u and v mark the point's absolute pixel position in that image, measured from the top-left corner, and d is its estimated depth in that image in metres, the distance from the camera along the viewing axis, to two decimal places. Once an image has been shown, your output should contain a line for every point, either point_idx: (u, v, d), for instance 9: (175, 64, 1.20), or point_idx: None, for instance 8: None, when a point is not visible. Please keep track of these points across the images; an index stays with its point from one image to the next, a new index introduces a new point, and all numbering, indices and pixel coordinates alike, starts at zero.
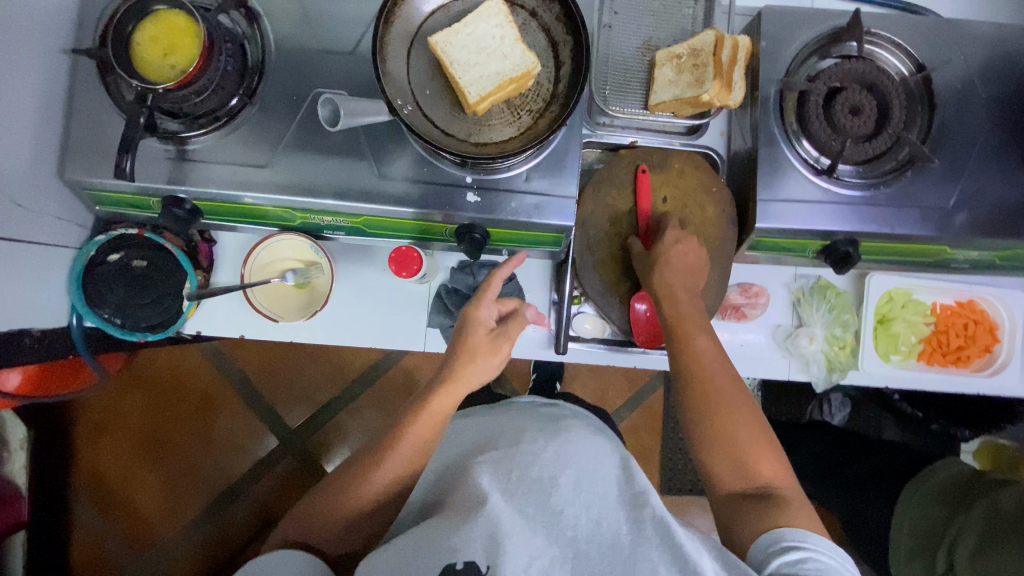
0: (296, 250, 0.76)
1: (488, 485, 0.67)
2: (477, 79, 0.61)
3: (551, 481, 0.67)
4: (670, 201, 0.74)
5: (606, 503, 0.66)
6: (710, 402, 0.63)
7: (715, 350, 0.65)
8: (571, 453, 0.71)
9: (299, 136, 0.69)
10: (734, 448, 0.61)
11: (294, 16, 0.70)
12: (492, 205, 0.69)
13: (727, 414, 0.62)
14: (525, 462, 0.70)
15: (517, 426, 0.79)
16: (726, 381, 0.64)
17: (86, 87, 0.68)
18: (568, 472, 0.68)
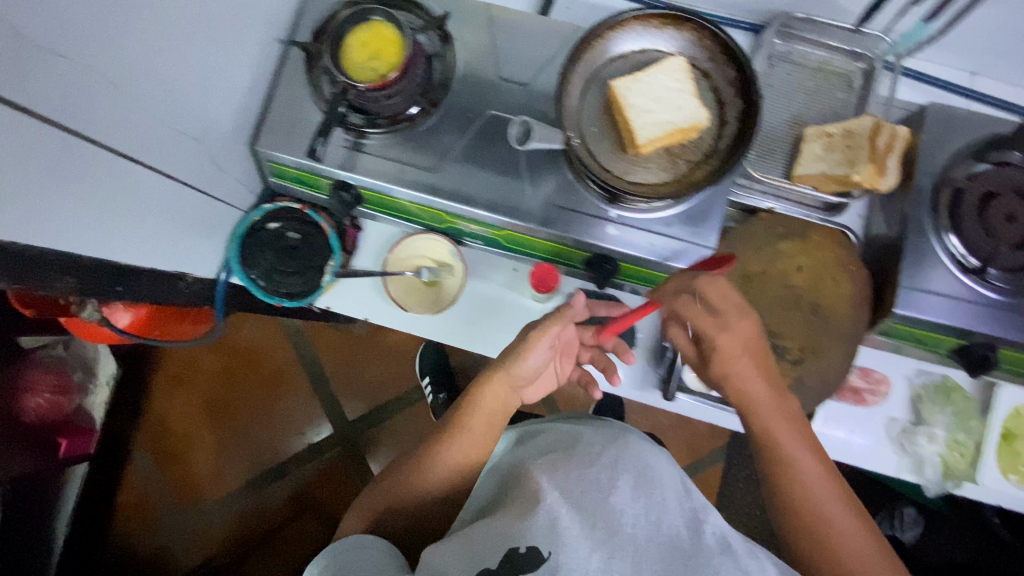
0: (434, 249, 0.82)
1: (489, 498, 0.61)
2: (648, 124, 0.64)
3: (610, 482, 0.55)
4: (804, 271, 0.75)
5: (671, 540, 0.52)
6: (811, 491, 0.57)
7: (788, 426, 0.59)
8: (630, 453, 0.60)
9: (466, 148, 0.74)
10: (827, 525, 0.56)
11: (482, 41, 0.76)
12: (629, 242, 0.72)
13: (812, 477, 0.57)
14: (540, 491, 0.55)
15: (558, 424, 0.70)
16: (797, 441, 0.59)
17: (293, 75, 0.76)
18: (622, 459, 0.59)
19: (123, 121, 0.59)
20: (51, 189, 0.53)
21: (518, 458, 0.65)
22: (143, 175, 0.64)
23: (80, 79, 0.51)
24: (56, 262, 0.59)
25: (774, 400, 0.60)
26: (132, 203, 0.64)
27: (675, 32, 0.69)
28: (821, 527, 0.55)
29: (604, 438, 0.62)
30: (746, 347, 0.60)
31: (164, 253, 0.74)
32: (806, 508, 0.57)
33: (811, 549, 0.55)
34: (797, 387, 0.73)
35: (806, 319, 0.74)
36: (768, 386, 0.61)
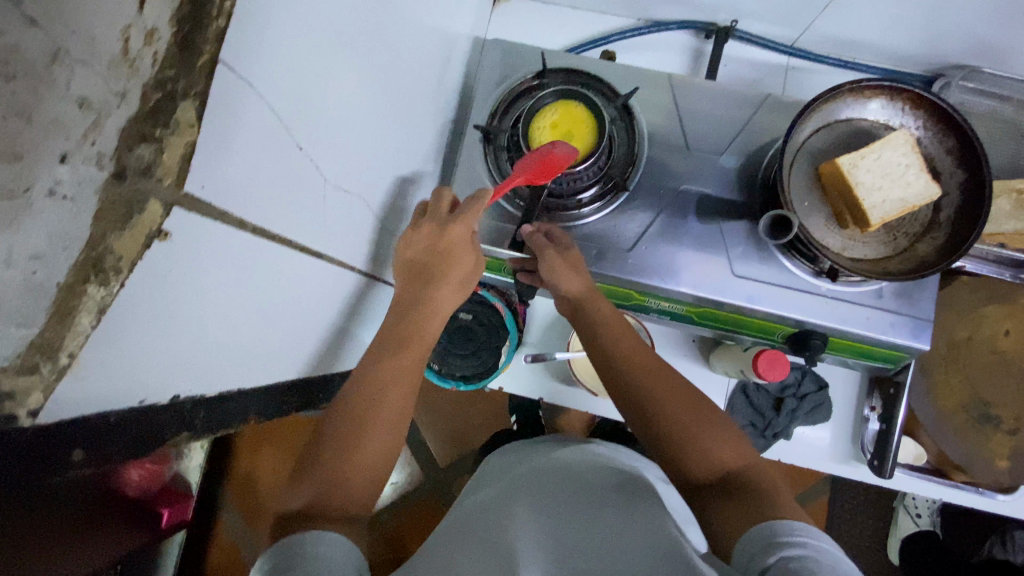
0: None
1: (507, 509, 0.61)
2: (880, 202, 0.62)
3: (579, 508, 0.59)
4: (1013, 336, 0.72)
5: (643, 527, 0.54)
6: (674, 423, 0.63)
7: (638, 351, 0.68)
8: (593, 478, 0.65)
9: (661, 225, 0.72)
10: (694, 447, 0.62)
11: (666, 112, 0.74)
12: (845, 317, 0.69)
13: (675, 402, 0.65)
14: (552, 504, 0.60)
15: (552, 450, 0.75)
16: (678, 387, 0.67)
17: (472, 155, 0.73)
18: (588, 493, 0.62)
19: (357, 232, 0.54)
20: (300, 320, 0.50)
21: (482, 511, 0.63)
22: (359, 283, 0.60)
23: (339, 203, 0.46)
24: (290, 387, 0.55)
25: (645, 358, 0.68)
26: (343, 311, 0.61)
27: (886, 102, 0.67)
28: (693, 442, 0.62)
29: (615, 479, 0.64)
30: (625, 333, 0.69)
31: (351, 349, 0.71)
32: (667, 430, 0.63)
33: (694, 464, 0.61)
34: (1016, 456, 0.71)
35: (1020, 387, 0.71)
36: (656, 361, 0.69)
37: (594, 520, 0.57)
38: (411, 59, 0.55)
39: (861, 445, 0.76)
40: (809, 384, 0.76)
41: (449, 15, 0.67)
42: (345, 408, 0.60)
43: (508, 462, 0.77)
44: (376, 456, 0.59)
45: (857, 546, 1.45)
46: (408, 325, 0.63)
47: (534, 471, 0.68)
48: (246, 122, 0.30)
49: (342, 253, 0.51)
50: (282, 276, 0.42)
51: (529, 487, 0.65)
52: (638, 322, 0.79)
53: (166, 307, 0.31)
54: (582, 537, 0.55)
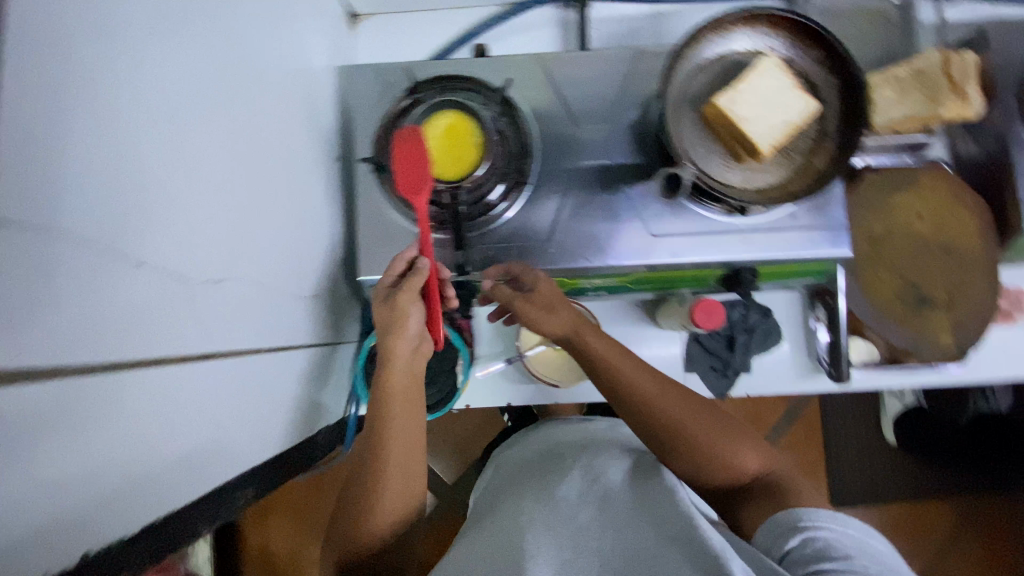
0: None
1: (518, 500, 0.65)
2: (766, 130, 0.63)
3: (577, 496, 0.63)
4: (925, 218, 0.75)
5: (650, 504, 0.59)
6: (685, 441, 0.61)
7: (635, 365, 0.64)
8: (592, 452, 0.69)
9: (571, 207, 0.71)
10: (706, 449, 0.60)
11: (546, 93, 0.73)
12: (766, 247, 0.70)
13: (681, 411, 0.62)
14: (561, 489, 0.64)
15: (538, 441, 0.78)
16: (674, 389, 0.64)
17: (366, 189, 0.72)
18: (594, 467, 0.66)
19: (246, 312, 0.51)
20: (222, 419, 0.48)
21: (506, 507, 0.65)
22: (275, 358, 0.58)
23: (203, 295, 0.44)
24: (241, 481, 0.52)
25: (646, 377, 0.63)
26: (269, 388, 0.58)
27: (749, 30, 0.67)
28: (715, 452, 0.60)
29: (600, 452, 0.70)
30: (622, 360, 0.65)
31: (302, 417, 0.68)
32: (689, 442, 0.60)
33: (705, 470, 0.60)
34: (958, 329, 0.74)
35: (943, 263, 0.74)
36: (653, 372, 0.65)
37: (604, 504, 0.61)
38: (258, 124, 0.53)
39: (817, 356, 0.77)
40: (755, 314, 0.78)
41: (297, 57, 0.64)
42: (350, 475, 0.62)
43: (508, 457, 0.78)
44: (393, 496, 0.60)
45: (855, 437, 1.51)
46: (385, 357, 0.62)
47: (548, 454, 0.73)
48: (35, 264, 0.28)
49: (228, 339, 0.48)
50: (168, 391, 0.40)
51: (540, 472, 0.69)
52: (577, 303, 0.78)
53: (39, 469, 0.29)
54: (595, 517, 0.60)
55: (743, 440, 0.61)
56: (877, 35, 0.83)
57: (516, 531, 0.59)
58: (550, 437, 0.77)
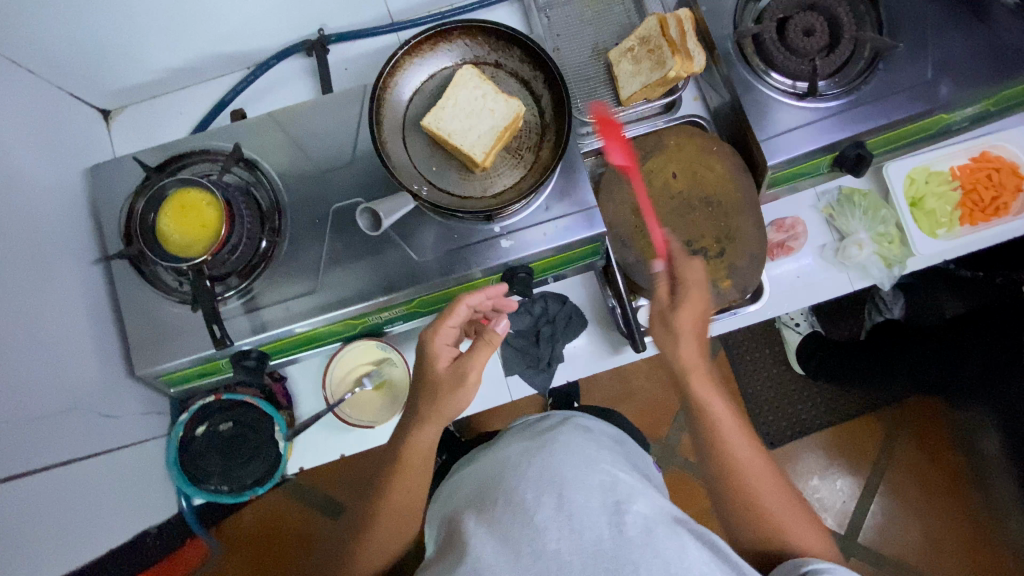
0: (363, 353, 0.79)
1: (471, 526, 0.59)
2: (476, 140, 0.65)
3: (554, 501, 0.57)
4: (680, 175, 0.77)
5: (603, 549, 0.53)
6: (746, 501, 0.61)
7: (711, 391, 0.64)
8: (552, 465, 0.61)
9: (332, 251, 0.72)
10: (755, 513, 0.60)
11: (285, 146, 0.74)
12: (527, 244, 0.71)
13: (744, 466, 0.62)
14: (480, 558, 0.53)
15: (511, 450, 0.69)
16: (739, 425, 0.64)
17: (127, 283, 0.71)
18: (559, 477, 0.59)
19: None
20: None
21: (452, 507, 0.65)
22: (30, 483, 0.58)
23: None
24: None
25: (705, 380, 0.64)
26: (29, 517, 0.57)
27: (449, 46, 0.69)
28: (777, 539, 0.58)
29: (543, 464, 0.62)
30: (694, 317, 0.65)
31: (106, 527, 0.67)
32: (720, 462, 0.62)
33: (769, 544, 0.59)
34: (736, 272, 0.76)
35: (706, 214, 0.76)
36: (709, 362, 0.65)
37: (564, 504, 0.57)
38: None
39: (620, 331, 0.79)
40: (553, 304, 0.80)
41: (6, 176, 0.64)
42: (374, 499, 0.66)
43: (441, 484, 0.76)
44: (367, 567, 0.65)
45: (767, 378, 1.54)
46: (434, 410, 0.65)
47: (479, 478, 0.66)
48: None
49: None
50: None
51: (488, 478, 0.65)
52: (377, 340, 0.78)
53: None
54: (543, 479, 0.60)
55: (791, 498, 0.61)
56: (609, 12, 0.87)
57: (472, 544, 0.56)
58: (511, 459, 0.66)
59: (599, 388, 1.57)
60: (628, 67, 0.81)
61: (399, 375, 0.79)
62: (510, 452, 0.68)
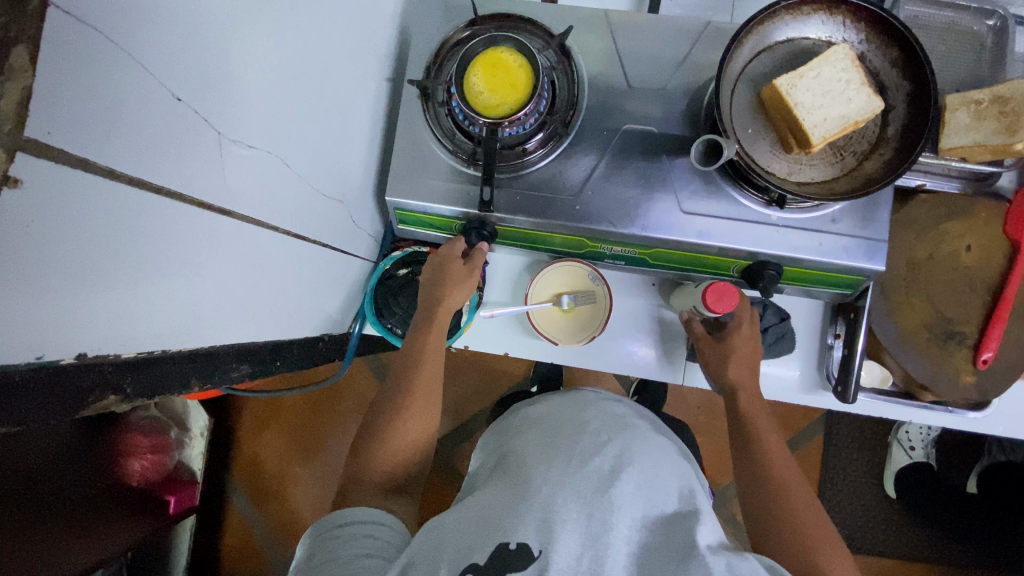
0: (571, 276, 0.80)
1: (537, 456, 0.62)
2: (822, 121, 0.61)
3: (613, 470, 0.59)
4: (973, 251, 0.71)
5: (664, 517, 0.57)
6: (813, 541, 0.60)
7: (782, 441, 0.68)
8: (637, 453, 0.62)
9: (605, 168, 0.71)
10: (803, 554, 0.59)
11: (604, 51, 0.72)
12: (798, 245, 0.68)
13: (793, 490, 0.64)
14: (572, 481, 0.57)
15: (594, 409, 0.70)
16: (793, 477, 0.65)
17: (410, 112, 0.73)
18: (636, 465, 0.60)
19: (275, 192, 0.53)
20: (230, 282, 0.51)
21: (515, 445, 0.67)
22: (296, 245, 0.60)
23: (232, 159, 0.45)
24: (232, 353, 0.56)
25: (771, 428, 0.69)
26: (279, 277, 0.60)
27: (826, 17, 0.64)
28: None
29: (632, 437, 0.65)
30: (750, 354, 0.72)
31: (308, 317, 0.70)
32: (778, 496, 0.63)
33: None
34: (983, 372, 0.70)
35: (982, 301, 0.70)
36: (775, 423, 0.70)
37: (618, 466, 0.59)
38: (321, 17, 0.54)
39: (825, 372, 0.76)
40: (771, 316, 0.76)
41: None
42: (419, 386, 0.71)
43: (515, 415, 0.76)
44: (400, 452, 0.68)
45: (854, 482, 1.46)
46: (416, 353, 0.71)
47: (550, 417, 0.70)
48: (105, 75, 0.31)
49: (250, 211, 0.50)
50: (189, 235, 0.42)
51: (567, 412, 0.70)
52: (592, 270, 0.79)
53: (72, 263, 0.32)
54: (598, 428, 0.65)
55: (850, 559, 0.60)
56: (963, 55, 0.79)
57: (531, 463, 0.61)
58: (588, 411, 0.70)
59: (685, 411, 1.52)
60: (966, 119, 0.67)
61: (592, 306, 0.80)
62: (594, 405, 0.71)
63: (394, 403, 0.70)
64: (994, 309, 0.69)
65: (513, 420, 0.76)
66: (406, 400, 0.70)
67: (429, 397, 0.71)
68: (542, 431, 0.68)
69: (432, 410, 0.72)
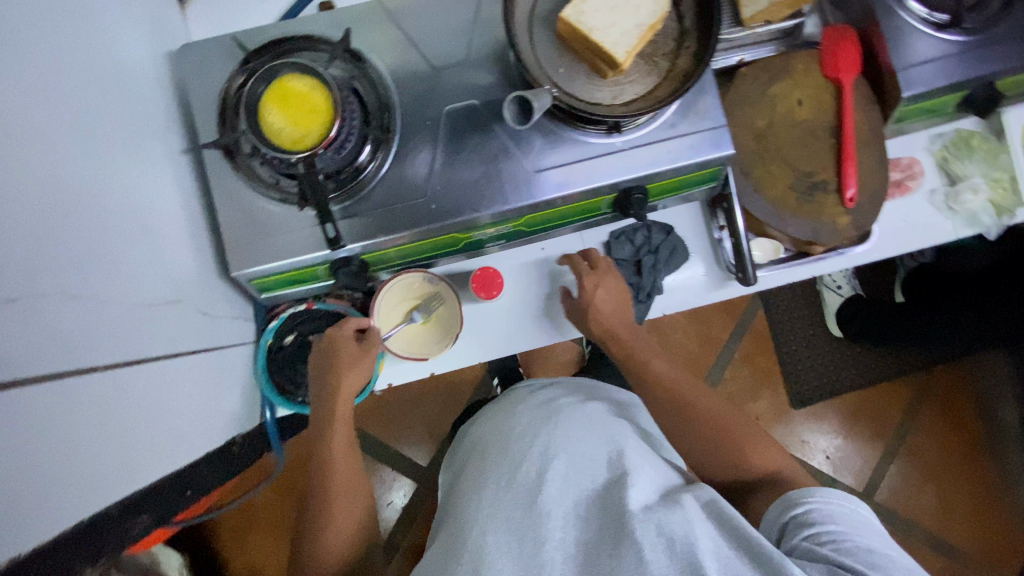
0: (410, 289, 0.75)
1: (471, 492, 0.62)
2: (619, 37, 0.60)
3: (540, 474, 0.60)
4: (804, 104, 0.73)
5: (598, 496, 0.57)
6: (732, 433, 0.65)
7: (666, 364, 0.71)
8: (561, 442, 0.63)
9: (443, 157, 0.67)
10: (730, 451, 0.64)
11: (396, 42, 0.68)
12: (652, 161, 0.67)
13: (711, 402, 0.68)
14: (503, 508, 0.57)
15: (524, 412, 0.71)
16: (693, 390, 0.69)
17: (222, 177, 0.66)
18: (564, 455, 0.61)
19: (80, 326, 0.46)
20: (71, 447, 0.44)
21: (459, 487, 0.66)
22: (142, 370, 0.54)
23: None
24: (123, 510, 0.50)
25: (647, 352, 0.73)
26: (137, 408, 0.53)
27: None
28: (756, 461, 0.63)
29: (557, 427, 0.66)
30: (617, 288, 0.74)
31: (200, 428, 0.64)
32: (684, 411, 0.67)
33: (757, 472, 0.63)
34: (854, 208, 0.73)
35: (829, 146, 0.73)
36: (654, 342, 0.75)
37: (543, 471, 0.60)
38: (55, 121, 0.47)
39: (725, 264, 0.78)
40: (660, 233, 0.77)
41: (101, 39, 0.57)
42: (332, 476, 0.66)
43: (460, 451, 0.75)
44: (337, 549, 0.64)
45: (803, 338, 1.58)
46: (325, 439, 0.67)
47: (483, 443, 0.70)
48: None
49: (48, 361, 0.43)
50: None
51: (501, 429, 0.71)
52: (423, 274, 0.74)
53: None
54: (526, 432, 0.66)
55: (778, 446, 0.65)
56: None
57: (466, 504, 0.61)
58: (518, 418, 0.70)
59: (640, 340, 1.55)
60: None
61: (447, 307, 0.75)
62: (522, 409, 0.72)
63: (314, 500, 0.66)
64: (841, 149, 0.72)
65: (461, 452, 0.75)
66: (332, 492, 0.65)
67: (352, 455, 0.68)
68: (478, 456, 0.68)
69: (359, 494, 0.67)
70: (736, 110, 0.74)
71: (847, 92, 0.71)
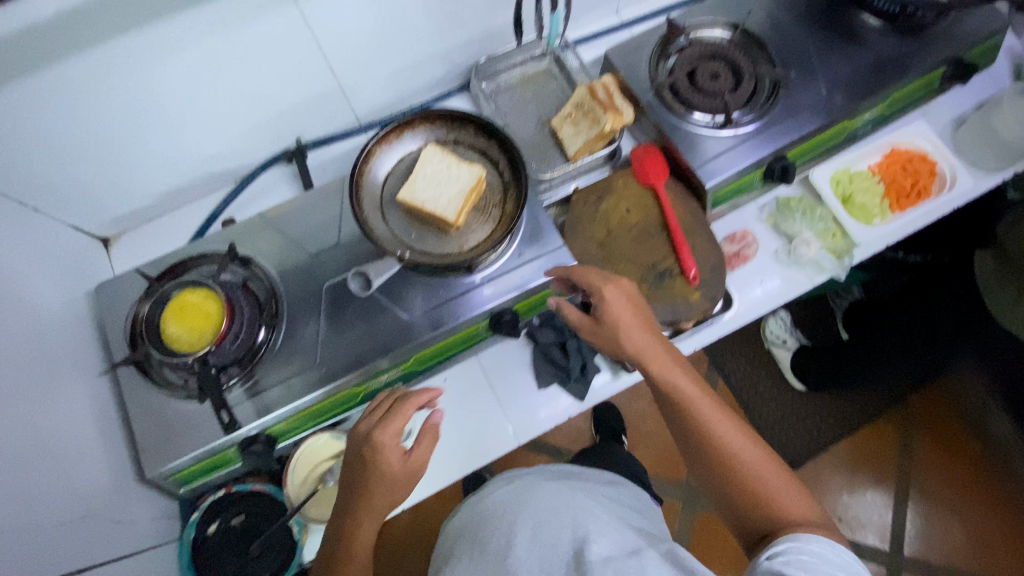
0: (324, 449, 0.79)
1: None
2: (446, 204, 0.73)
3: (507, 543, 0.60)
4: (632, 209, 0.86)
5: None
6: (746, 473, 0.61)
7: (696, 385, 0.66)
8: (530, 499, 0.65)
9: (327, 326, 0.76)
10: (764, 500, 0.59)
11: (278, 241, 0.81)
12: (507, 287, 0.77)
13: (717, 431, 0.63)
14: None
15: (502, 494, 0.68)
16: (704, 404, 0.64)
17: (135, 388, 0.74)
18: (531, 526, 0.61)
19: None
20: None
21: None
22: None
23: None
24: None
25: (683, 379, 0.66)
26: None
27: (413, 132, 0.79)
28: (778, 514, 0.58)
29: (529, 512, 0.63)
30: (630, 310, 0.69)
31: None
32: (715, 446, 0.62)
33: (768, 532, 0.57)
34: (701, 285, 0.82)
35: (663, 238, 0.84)
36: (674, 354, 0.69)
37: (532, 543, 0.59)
38: None
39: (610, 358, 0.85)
40: (548, 332, 0.84)
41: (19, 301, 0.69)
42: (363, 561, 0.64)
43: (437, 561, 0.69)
44: None
45: None
46: (342, 539, 0.64)
47: (465, 533, 0.66)
48: None
49: None
50: None
51: (472, 523, 0.67)
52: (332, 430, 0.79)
53: None
54: (506, 525, 0.62)
55: (784, 481, 0.60)
56: (549, 86, 0.98)
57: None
58: (491, 500, 0.68)
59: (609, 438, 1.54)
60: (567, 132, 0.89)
61: None
62: (493, 497, 0.68)
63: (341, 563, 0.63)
64: (673, 239, 0.83)
65: (454, 534, 0.69)
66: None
67: (398, 490, 0.64)
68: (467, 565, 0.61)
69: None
70: (577, 227, 0.86)
71: (661, 194, 0.84)
